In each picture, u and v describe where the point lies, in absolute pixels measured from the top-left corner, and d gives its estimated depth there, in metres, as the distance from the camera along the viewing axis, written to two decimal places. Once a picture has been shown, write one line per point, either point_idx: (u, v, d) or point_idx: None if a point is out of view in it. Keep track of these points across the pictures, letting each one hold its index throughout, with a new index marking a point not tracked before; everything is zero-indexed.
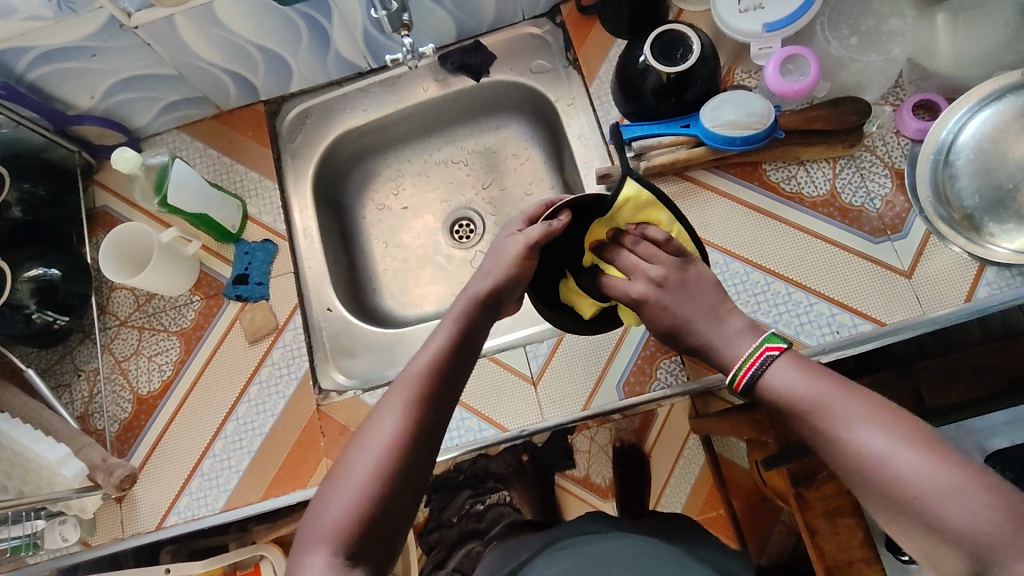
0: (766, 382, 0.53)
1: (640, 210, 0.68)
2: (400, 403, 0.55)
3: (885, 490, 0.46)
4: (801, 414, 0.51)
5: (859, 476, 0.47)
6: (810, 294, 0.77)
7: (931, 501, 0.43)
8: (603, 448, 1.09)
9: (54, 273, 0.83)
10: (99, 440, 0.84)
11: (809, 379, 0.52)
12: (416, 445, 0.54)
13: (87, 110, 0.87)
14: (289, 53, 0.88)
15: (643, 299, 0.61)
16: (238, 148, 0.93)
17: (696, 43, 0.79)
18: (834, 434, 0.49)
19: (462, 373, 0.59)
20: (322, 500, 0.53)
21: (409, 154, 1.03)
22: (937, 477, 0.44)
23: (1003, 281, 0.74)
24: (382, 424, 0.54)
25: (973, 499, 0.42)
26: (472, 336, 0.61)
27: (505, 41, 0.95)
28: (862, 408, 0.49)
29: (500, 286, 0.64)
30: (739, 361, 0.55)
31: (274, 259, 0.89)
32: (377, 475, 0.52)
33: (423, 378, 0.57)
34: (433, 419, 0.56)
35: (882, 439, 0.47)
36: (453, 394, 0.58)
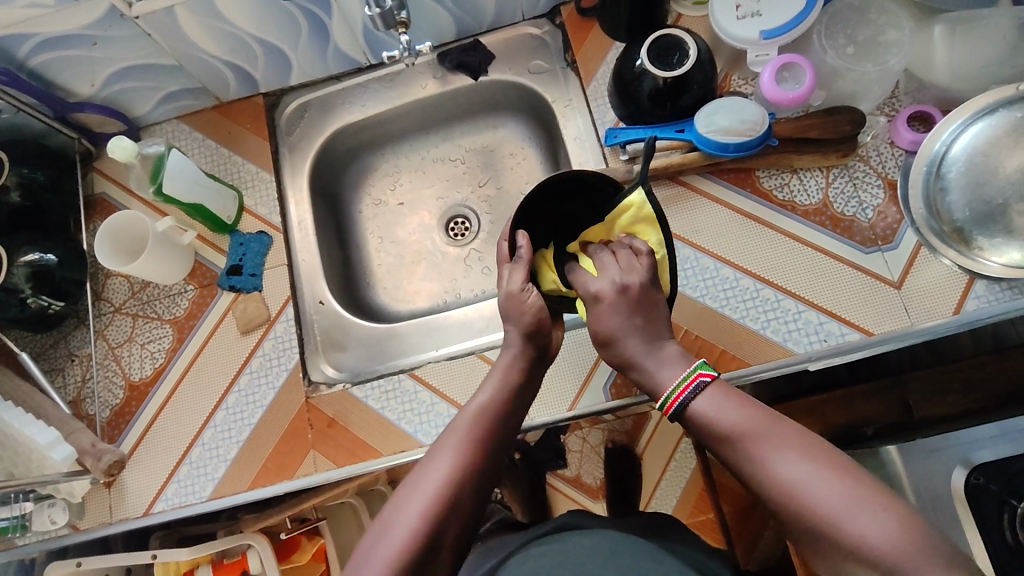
0: (696, 411, 0.58)
1: (633, 221, 0.67)
2: (450, 453, 0.60)
3: (801, 513, 0.50)
4: (731, 441, 0.55)
5: (779, 501, 0.52)
6: (799, 302, 0.77)
7: (842, 521, 0.49)
8: (595, 448, 1.15)
9: (50, 258, 0.83)
10: (91, 425, 0.85)
11: (736, 409, 0.56)
12: (465, 492, 0.58)
13: (87, 98, 0.88)
14: (289, 46, 0.88)
15: (600, 296, 0.63)
16: (236, 139, 0.94)
17: (693, 48, 0.79)
18: (757, 462, 0.53)
19: (506, 425, 0.64)
20: (371, 536, 0.56)
21: (407, 151, 1.04)
22: (844, 498, 0.49)
23: (992, 294, 0.73)
24: (433, 473, 0.59)
25: (877, 521, 0.48)
26: (517, 392, 0.66)
27: (505, 41, 0.95)
28: (784, 436, 0.53)
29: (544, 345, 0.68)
30: (668, 390, 0.59)
31: (268, 251, 0.90)
32: (427, 521, 0.56)
33: (473, 431, 0.62)
34: (480, 468, 0.60)
35: (799, 466, 0.52)
36: (498, 446, 0.63)
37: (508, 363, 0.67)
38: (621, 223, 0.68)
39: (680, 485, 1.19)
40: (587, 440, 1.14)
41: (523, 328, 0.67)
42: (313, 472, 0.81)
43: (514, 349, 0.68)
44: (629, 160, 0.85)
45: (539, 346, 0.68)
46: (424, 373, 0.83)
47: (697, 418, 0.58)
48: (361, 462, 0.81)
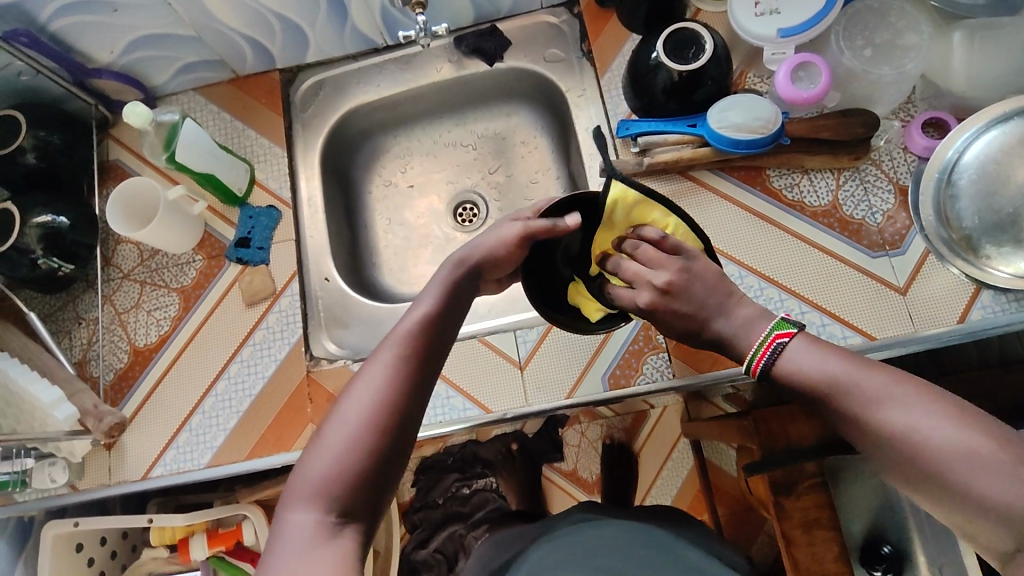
0: (787, 364, 0.55)
1: (635, 206, 0.67)
2: (387, 361, 0.57)
3: (913, 465, 0.47)
4: (826, 394, 0.52)
5: (889, 453, 0.49)
6: (803, 303, 0.77)
7: (960, 471, 0.45)
8: (594, 443, 1.20)
9: (63, 221, 0.84)
10: (94, 387, 0.87)
11: (831, 360, 0.53)
12: (407, 400, 0.55)
13: (106, 65, 0.88)
14: (307, 23, 0.89)
15: (653, 306, 0.62)
16: (251, 113, 0.95)
17: (708, 43, 0.79)
18: (860, 412, 0.50)
19: (446, 336, 0.61)
20: (310, 453, 0.53)
21: (419, 134, 1.04)
22: (965, 448, 0.46)
23: (998, 305, 0.73)
24: (370, 382, 0.55)
25: (1000, 470, 0.44)
26: (454, 305, 0.64)
27: (522, 28, 0.95)
28: (885, 384, 0.50)
29: (483, 260, 0.67)
30: (754, 348, 0.57)
31: (277, 226, 0.91)
32: (368, 430, 0.53)
33: (412, 339, 0.58)
34: (421, 377, 0.57)
35: (910, 415, 0.48)
36: (439, 355, 0.60)
37: (445, 278, 0.65)
38: (621, 219, 0.68)
39: (676, 484, 1.20)
40: (586, 434, 1.19)
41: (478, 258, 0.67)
42: None
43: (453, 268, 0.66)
44: (640, 152, 0.84)
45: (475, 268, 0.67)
46: None
47: (788, 371, 0.55)
48: None
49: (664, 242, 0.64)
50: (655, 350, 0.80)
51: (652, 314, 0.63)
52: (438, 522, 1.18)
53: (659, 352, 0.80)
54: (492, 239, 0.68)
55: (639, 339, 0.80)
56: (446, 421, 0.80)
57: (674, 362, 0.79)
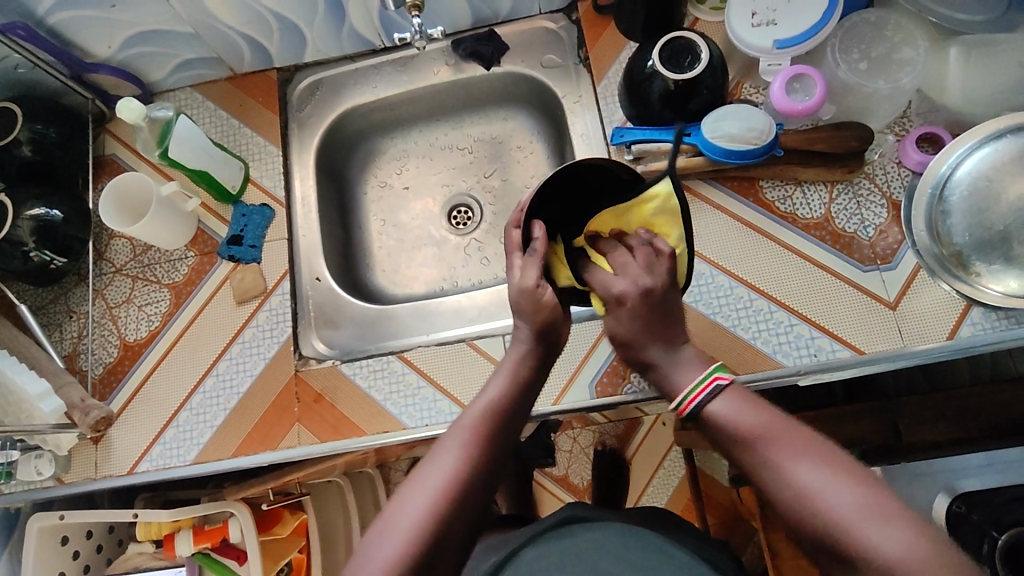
0: (712, 410, 0.58)
1: (660, 213, 0.68)
2: (455, 450, 0.59)
3: (809, 518, 0.50)
4: (744, 445, 0.55)
5: (791, 506, 0.52)
6: (792, 315, 0.77)
7: (855, 527, 0.48)
8: (586, 450, 1.21)
9: (56, 214, 0.84)
10: (83, 380, 0.87)
11: (751, 413, 0.57)
12: (471, 489, 0.58)
13: (104, 60, 0.89)
14: (304, 23, 0.89)
15: (623, 299, 0.65)
16: (247, 111, 0.95)
17: (705, 52, 0.79)
18: (771, 464, 0.53)
19: (513, 424, 0.64)
20: (376, 534, 0.56)
21: (415, 137, 1.04)
22: (857, 505, 0.49)
23: (988, 323, 0.73)
24: (437, 470, 0.58)
25: (890, 527, 0.47)
26: (523, 393, 0.66)
27: (519, 33, 0.95)
28: (797, 442, 0.54)
29: (544, 341, 0.67)
30: (685, 392, 0.60)
31: (270, 225, 0.91)
32: (430, 518, 0.55)
33: (478, 429, 0.61)
34: (487, 467, 0.60)
35: (812, 471, 0.52)
36: (507, 444, 0.62)
37: (514, 365, 0.67)
38: (647, 214, 0.69)
39: (667, 492, 1.20)
40: (578, 440, 1.20)
41: (533, 321, 0.67)
42: (296, 446, 0.82)
43: (521, 349, 0.67)
44: (634, 160, 0.84)
45: (546, 352, 0.68)
46: (413, 357, 0.83)
47: (711, 418, 0.58)
48: (343, 438, 0.81)
49: (663, 255, 0.67)
50: None
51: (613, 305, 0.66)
52: None
53: None
54: (527, 295, 0.66)
55: None
56: (432, 423, 0.80)
57: None
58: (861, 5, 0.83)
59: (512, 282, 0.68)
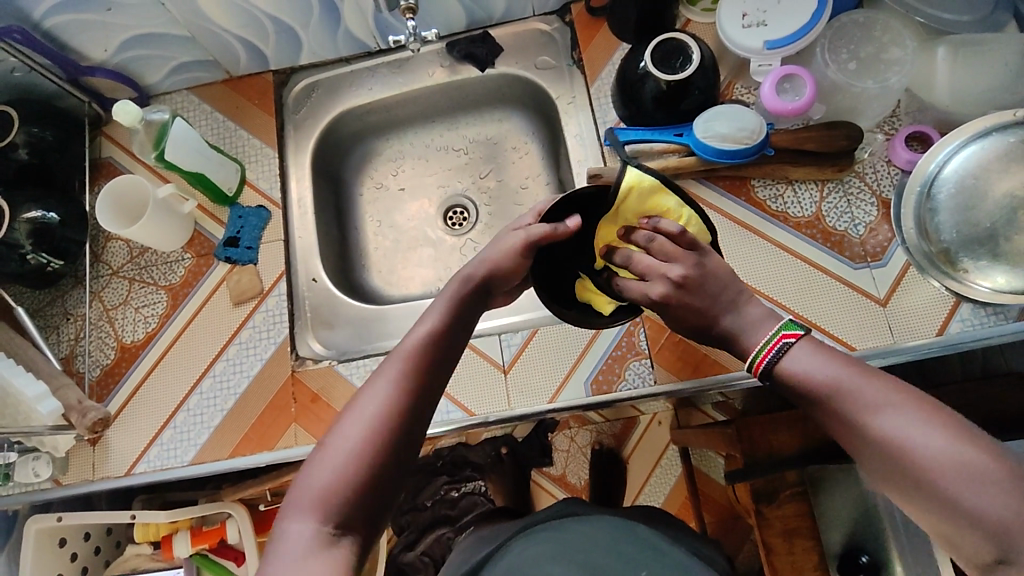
0: (790, 366, 0.53)
1: (645, 200, 0.64)
2: (392, 375, 0.55)
3: (901, 471, 0.47)
4: (822, 398, 0.51)
5: (886, 461, 0.47)
6: (784, 313, 0.78)
7: (951, 484, 0.44)
8: (583, 449, 1.21)
9: (53, 217, 0.85)
10: (80, 382, 0.87)
11: (828, 364, 0.52)
12: (411, 413, 0.54)
13: (100, 63, 0.89)
14: (300, 26, 0.90)
15: (667, 299, 0.59)
16: (243, 114, 0.96)
17: (696, 53, 0.79)
18: (856, 416, 0.49)
19: (454, 350, 0.60)
20: (311, 465, 0.52)
21: (411, 138, 1.05)
22: (962, 459, 0.45)
23: (977, 318, 0.74)
24: (375, 394, 0.54)
25: (991, 485, 0.44)
26: (462, 318, 0.62)
27: (513, 35, 0.96)
28: (881, 393, 0.49)
29: (493, 275, 0.65)
30: (756, 351, 0.55)
31: (266, 226, 0.91)
32: (370, 442, 0.51)
33: (417, 354, 0.57)
34: (427, 389, 0.56)
35: (901, 423, 0.47)
36: (446, 370, 0.58)
37: (452, 294, 0.63)
38: (636, 207, 0.65)
39: (664, 491, 1.20)
40: (575, 440, 1.21)
41: (485, 267, 0.64)
42: (294, 446, 0.82)
43: (459, 282, 0.64)
44: None
45: (486, 283, 0.64)
46: None
47: (790, 372, 0.53)
48: None
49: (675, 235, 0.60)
50: (638, 356, 0.80)
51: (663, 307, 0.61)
52: (425, 524, 1.18)
53: (641, 358, 0.80)
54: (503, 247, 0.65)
55: (622, 345, 0.80)
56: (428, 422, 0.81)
57: (656, 369, 0.79)
58: (851, 6, 0.84)
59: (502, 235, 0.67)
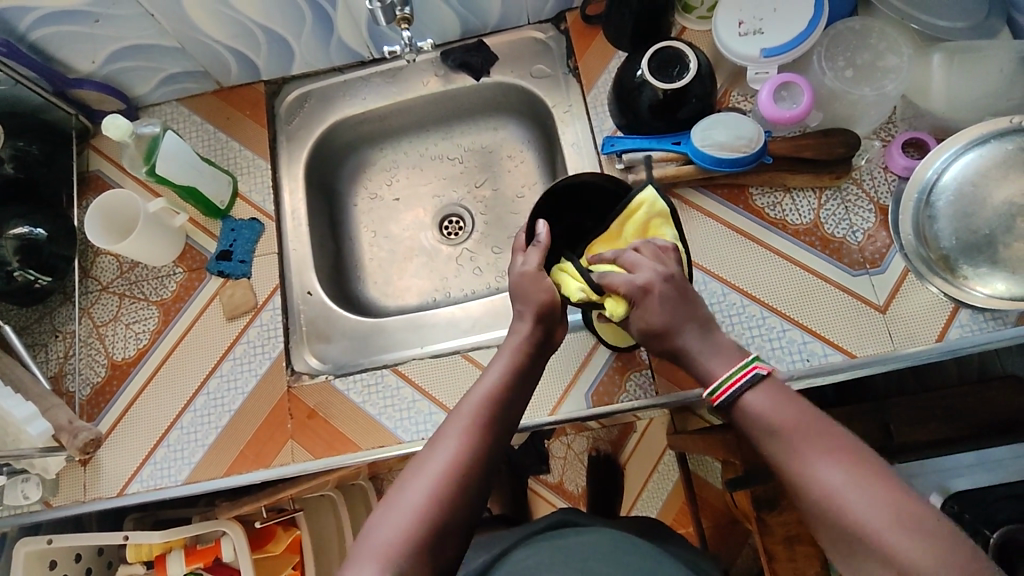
0: (747, 402, 0.54)
1: (649, 219, 0.68)
2: (457, 434, 0.56)
3: (839, 524, 0.47)
4: (774, 441, 0.52)
5: (816, 508, 0.49)
6: (784, 321, 0.77)
7: (885, 542, 0.45)
8: (580, 455, 1.20)
9: (40, 232, 0.84)
10: (70, 402, 0.85)
11: (786, 409, 0.53)
12: (475, 474, 0.55)
13: (87, 75, 0.88)
14: (292, 36, 0.89)
15: (650, 286, 0.59)
16: (235, 125, 0.94)
17: (693, 61, 0.79)
18: (804, 464, 0.50)
19: (515, 407, 0.60)
20: (376, 517, 0.52)
21: (405, 147, 1.04)
22: (890, 518, 0.46)
23: (976, 324, 0.73)
24: (440, 454, 0.55)
25: (922, 546, 0.44)
26: (526, 370, 0.62)
27: (508, 43, 0.96)
28: (832, 444, 0.50)
29: (548, 326, 0.64)
30: (718, 380, 0.55)
31: (260, 239, 0.90)
32: (434, 502, 0.52)
33: (481, 413, 0.58)
34: (490, 448, 0.56)
35: (846, 476, 0.48)
36: (507, 426, 0.59)
37: (517, 345, 0.63)
38: (637, 223, 0.68)
39: (660, 500, 1.20)
40: (572, 446, 1.20)
41: (536, 308, 0.63)
42: (290, 463, 0.81)
43: (522, 331, 0.63)
44: (625, 169, 0.85)
45: (547, 331, 0.64)
46: (407, 370, 0.83)
47: (743, 410, 0.54)
48: (338, 454, 0.80)
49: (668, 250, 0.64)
50: (639, 367, 0.79)
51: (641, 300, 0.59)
52: None
53: (642, 369, 0.79)
54: (530, 281, 0.65)
55: (623, 356, 0.80)
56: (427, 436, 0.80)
57: (657, 379, 0.78)
58: (846, 13, 0.84)
59: (512, 272, 0.67)
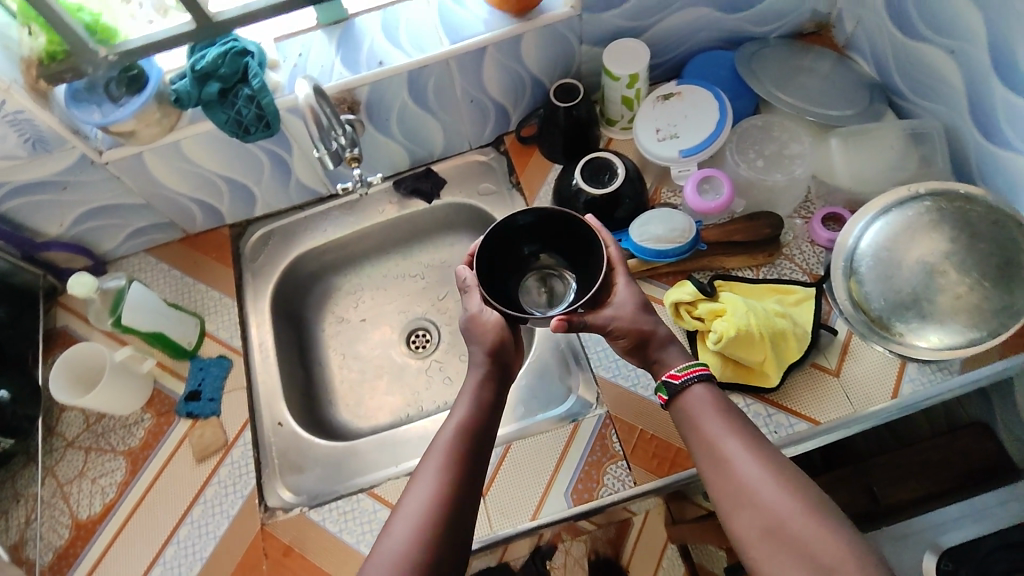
0: (689, 396, 0.64)
1: (793, 304, 0.82)
2: (432, 476, 0.59)
3: (758, 517, 0.56)
4: (707, 440, 0.61)
5: (739, 500, 0.57)
6: (746, 397, 0.79)
7: (797, 530, 0.54)
8: (579, 561, 1.02)
9: (3, 394, 0.84)
10: (29, 571, 0.81)
11: (717, 414, 0.62)
12: (454, 513, 0.57)
13: (55, 238, 0.92)
14: (253, 183, 0.96)
15: (624, 308, 0.67)
16: (202, 269, 1.00)
17: (621, 168, 0.87)
18: (728, 462, 0.59)
19: (486, 441, 0.63)
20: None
21: (367, 270, 1.08)
22: (798, 510, 0.54)
23: (925, 376, 0.77)
24: (416, 498, 0.57)
25: (825, 532, 0.53)
26: (492, 402, 0.65)
27: (455, 167, 1.03)
28: (754, 446, 0.60)
29: (508, 356, 0.66)
30: (680, 365, 0.65)
31: (229, 374, 0.92)
32: (417, 549, 0.54)
33: (450, 452, 0.60)
34: (467, 486, 0.59)
35: (761, 474, 0.57)
36: (483, 459, 0.62)
37: (476, 380, 0.65)
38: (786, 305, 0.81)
39: None
40: (570, 552, 1.01)
41: (488, 347, 0.65)
42: None
43: (480, 368, 0.66)
44: None
45: (506, 362, 0.66)
46: (384, 492, 0.82)
47: (682, 403, 0.64)
48: None
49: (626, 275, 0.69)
50: (614, 459, 0.79)
51: (609, 287, 0.68)
52: None
53: (618, 461, 0.78)
54: (477, 323, 0.66)
55: (597, 450, 0.79)
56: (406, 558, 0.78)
57: (634, 470, 0.78)
58: (750, 114, 0.94)
59: (465, 317, 0.68)
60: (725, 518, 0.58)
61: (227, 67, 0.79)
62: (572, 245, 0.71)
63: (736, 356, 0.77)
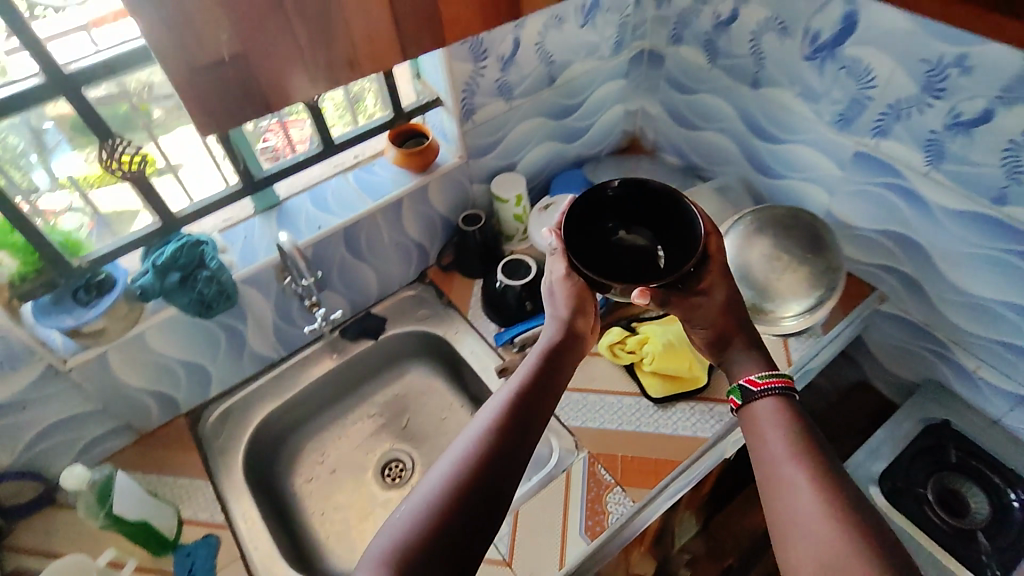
0: (759, 409, 0.67)
1: None
2: (486, 415, 0.62)
3: (807, 545, 0.54)
4: (768, 458, 0.62)
5: (790, 522, 0.57)
6: (689, 401, 0.96)
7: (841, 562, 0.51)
8: None
9: None
10: None
11: (783, 432, 0.64)
12: (502, 448, 0.59)
13: (4, 471, 0.89)
14: (209, 361, 1.02)
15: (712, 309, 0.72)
16: (165, 463, 1.00)
17: (532, 263, 1.08)
18: (787, 481, 0.59)
19: (547, 399, 0.65)
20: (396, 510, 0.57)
21: (327, 422, 1.14)
22: (848, 545, 0.52)
23: (804, 344, 1.01)
24: (468, 430, 0.61)
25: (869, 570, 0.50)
26: (557, 369, 0.68)
27: (391, 304, 1.17)
28: (817, 470, 0.59)
29: (573, 323, 0.71)
30: (761, 373, 0.69)
31: (218, 550, 0.90)
32: (457, 472, 0.57)
33: (510, 397, 0.63)
34: (521, 428, 0.61)
35: (815, 503, 0.56)
36: (542, 412, 0.64)
37: (549, 341, 0.70)
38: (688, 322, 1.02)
39: None
40: None
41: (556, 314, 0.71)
42: None
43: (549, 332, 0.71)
44: (521, 349, 1.06)
45: (570, 329, 0.71)
46: None
47: (753, 411, 0.67)
48: None
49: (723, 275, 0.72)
50: (610, 488, 0.89)
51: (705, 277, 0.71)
52: None
53: (614, 489, 0.88)
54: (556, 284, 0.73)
55: (593, 486, 0.89)
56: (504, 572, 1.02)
57: (629, 491, 0.88)
58: None
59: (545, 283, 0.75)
60: (779, 542, 0.57)
61: (185, 257, 0.88)
62: (664, 221, 0.70)
63: (667, 370, 0.95)
